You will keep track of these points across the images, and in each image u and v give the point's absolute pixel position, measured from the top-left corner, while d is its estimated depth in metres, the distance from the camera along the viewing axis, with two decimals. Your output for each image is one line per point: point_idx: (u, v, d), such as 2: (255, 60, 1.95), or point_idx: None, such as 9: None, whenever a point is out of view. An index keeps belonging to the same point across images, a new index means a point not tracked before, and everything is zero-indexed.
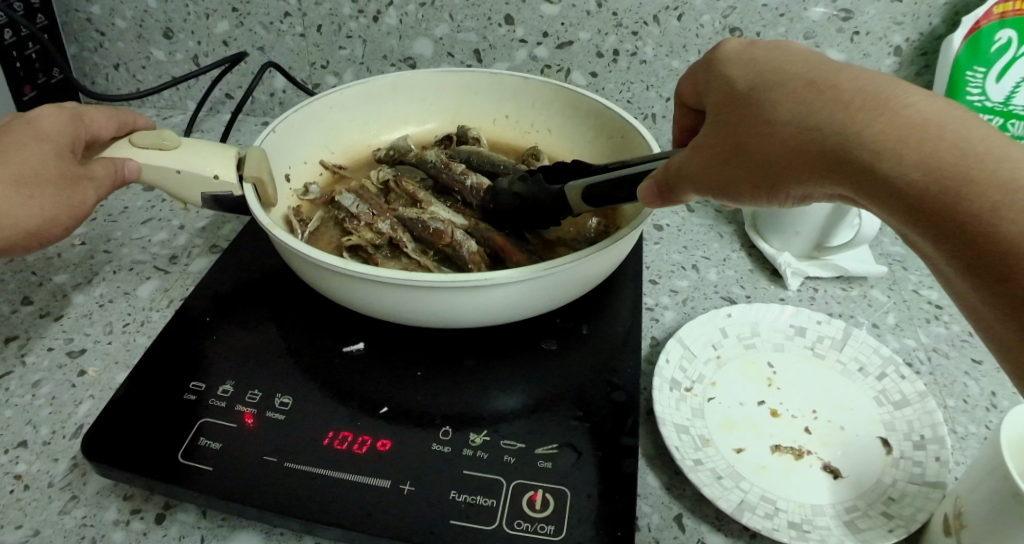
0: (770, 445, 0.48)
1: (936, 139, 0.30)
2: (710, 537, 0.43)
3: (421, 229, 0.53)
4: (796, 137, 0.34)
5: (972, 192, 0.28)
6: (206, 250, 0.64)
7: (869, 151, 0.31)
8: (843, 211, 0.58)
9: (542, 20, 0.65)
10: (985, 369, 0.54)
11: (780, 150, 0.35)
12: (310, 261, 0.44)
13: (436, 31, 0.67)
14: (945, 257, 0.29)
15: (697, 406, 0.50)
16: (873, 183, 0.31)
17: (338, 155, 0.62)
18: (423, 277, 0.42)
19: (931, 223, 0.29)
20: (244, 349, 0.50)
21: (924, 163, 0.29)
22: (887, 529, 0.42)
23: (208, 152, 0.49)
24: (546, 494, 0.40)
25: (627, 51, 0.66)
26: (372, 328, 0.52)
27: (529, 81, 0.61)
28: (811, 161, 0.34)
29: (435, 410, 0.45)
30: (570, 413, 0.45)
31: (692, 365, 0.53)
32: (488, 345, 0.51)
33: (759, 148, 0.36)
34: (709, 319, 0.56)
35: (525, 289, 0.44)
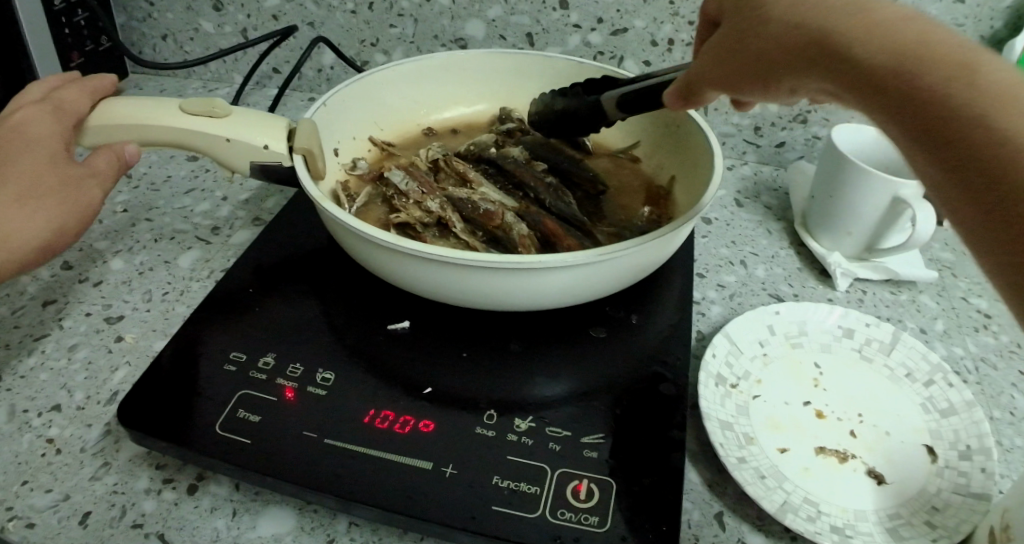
0: (815, 447, 0.47)
1: (902, 32, 0.31)
2: (751, 538, 0.42)
3: (471, 209, 0.52)
4: (787, 33, 0.36)
5: (934, 75, 0.29)
6: (249, 223, 0.64)
7: (845, 44, 0.33)
8: (897, 212, 0.56)
9: (598, 7, 0.64)
10: None
11: (774, 44, 0.36)
12: (360, 235, 0.44)
13: (489, 13, 0.67)
14: (913, 145, 0.30)
15: (742, 403, 0.49)
16: (850, 72, 0.33)
17: (387, 132, 0.61)
18: (471, 257, 0.41)
19: (895, 104, 0.31)
20: (286, 322, 0.49)
21: (890, 51, 0.31)
22: (931, 540, 0.41)
23: (258, 123, 0.49)
24: (590, 484, 0.39)
25: (683, 40, 0.65)
26: (416, 308, 0.52)
27: (584, 65, 0.60)
28: (802, 54, 0.35)
29: (479, 393, 0.45)
30: (616, 404, 0.44)
31: (738, 361, 0.52)
32: (533, 331, 0.50)
33: (751, 45, 0.38)
34: (756, 316, 0.55)
35: (576, 274, 0.43)
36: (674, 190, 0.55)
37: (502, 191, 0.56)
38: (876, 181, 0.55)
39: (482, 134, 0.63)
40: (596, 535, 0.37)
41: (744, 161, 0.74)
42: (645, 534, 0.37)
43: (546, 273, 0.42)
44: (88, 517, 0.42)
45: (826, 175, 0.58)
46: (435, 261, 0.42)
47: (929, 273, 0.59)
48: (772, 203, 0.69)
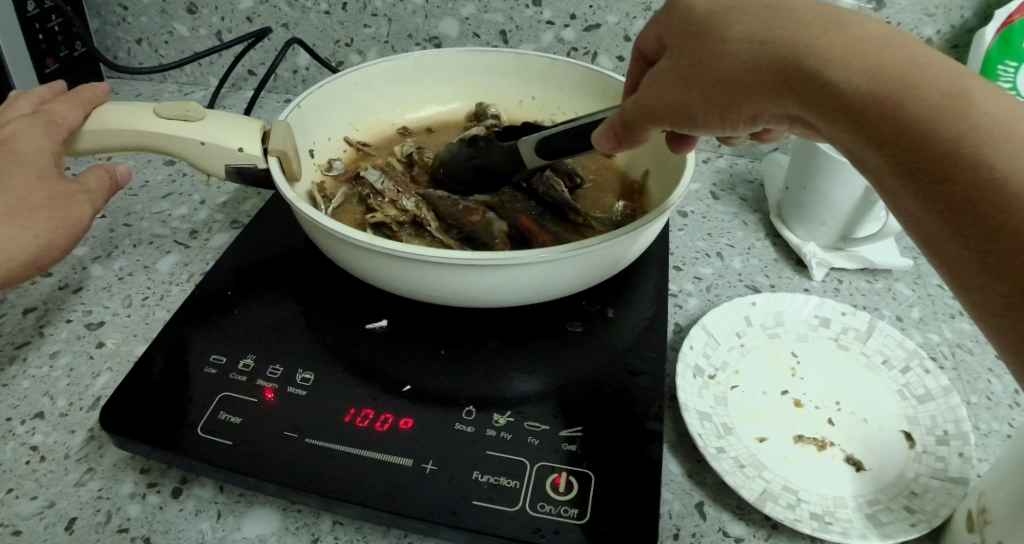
0: (793, 435, 0.48)
1: (876, 55, 0.30)
2: (731, 526, 0.43)
3: (445, 206, 0.52)
4: (749, 53, 0.34)
5: (911, 97, 0.28)
6: (227, 225, 0.64)
7: (818, 62, 0.31)
8: (870, 201, 0.57)
9: (570, 3, 0.64)
10: None
11: (736, 68, 0.34)
12: (335, 235, 0.44)
13: (462, 11, 0.67)
14: (893, 173, 0.28)
15: (719, 393, 0.49)
16: (824, 96, 0.31)
17: (363, 132, 0.61)
18: (444, 255, 0.42)
19: (873, 131, 0.29)
20: (264, 324, 0.49)
21: (867, 71, 0.29)
22: (910, 524, 0.41)
23: (234, 125, 0.49)
24: (569, 477, 0.39)
25: None
26: (396, 306, 0.52)
27: (557, 62, 0.60)
28: (763, 80, 0.33)
29: (458, 390, 0.45)
30: (595, 397, 0.44)
31: (716, 352, 0.52)
32: (511, 326, 0.50)
33: (711, 64, 0.36)
34: (734, 308, 0.55)
35: (549, 269, 0.44)
36: (647, 185, 0.55)
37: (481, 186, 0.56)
38: (848, 170, 0.55)
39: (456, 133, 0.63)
40: (575, 527, 0.37)
41: (720, 154, 0.74)
42: (625, 525, 0.37)
43: (519, 269, 0.43)
44: (74, 522, 0.42)
45: (800, 166, 0.59)
46: (408, 260, 0.43)
47: (903, 260, 0.60)
48: (748, 195, 0.70)
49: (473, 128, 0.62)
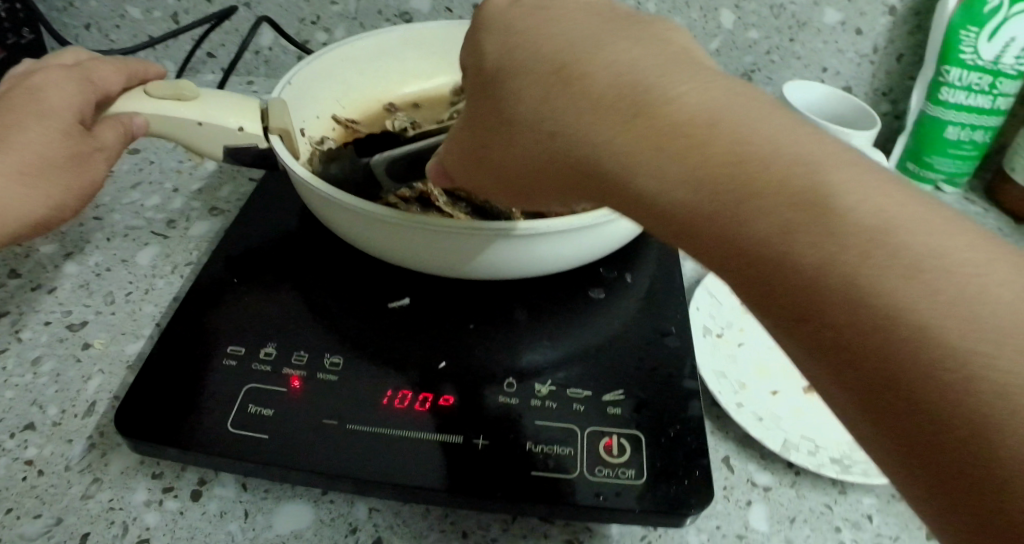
0: (802, 386, 0.50)
1: (745, 151, 0.25)
2: (758, 476, 0.45)
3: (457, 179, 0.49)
4: (534, 142, 0.31)
5: (755, 222, 0.24)
6: (206, 213, 0.60)
7: (621, 165, 0.27)
8: None
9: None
10: None
11: (525, 159, 0.32)
12: (361, 213, 0.43)
13: None
14: (791, 341, 0.24)
15: (730, 352, 0.51)
16: (636, 206, 0.28)
17: (350, 110, 0.59)
18: (483, 226, 0.42)
19: (748, 281, 0.25)
20: (279, 312, 0.47)
21: (700, 189, 0.25)
22: None
23: (231, 104, 0.46)
24: (620, 440, 0.40)
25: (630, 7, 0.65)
26: (413, 283, 0.50)
27: None
28: (561, 178, 0.31)
29: (495, 363, 0.44)
30: (630, 360, 0.45)
31: (719, 313, 0.53)
32: (535, 296, 0.50)
33: (497, 151, 0.33)
34: None
35: (582, 238, 0.44)
36: None
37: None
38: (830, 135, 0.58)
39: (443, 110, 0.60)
40: (634, 488, 0.37)
41: None
42: (680, 481, 0.38)
43: (552, 236, 0.43)
44: (88, 538, 0.39)
45: None
46: (447, 234, 0.42)
47: None
48: None
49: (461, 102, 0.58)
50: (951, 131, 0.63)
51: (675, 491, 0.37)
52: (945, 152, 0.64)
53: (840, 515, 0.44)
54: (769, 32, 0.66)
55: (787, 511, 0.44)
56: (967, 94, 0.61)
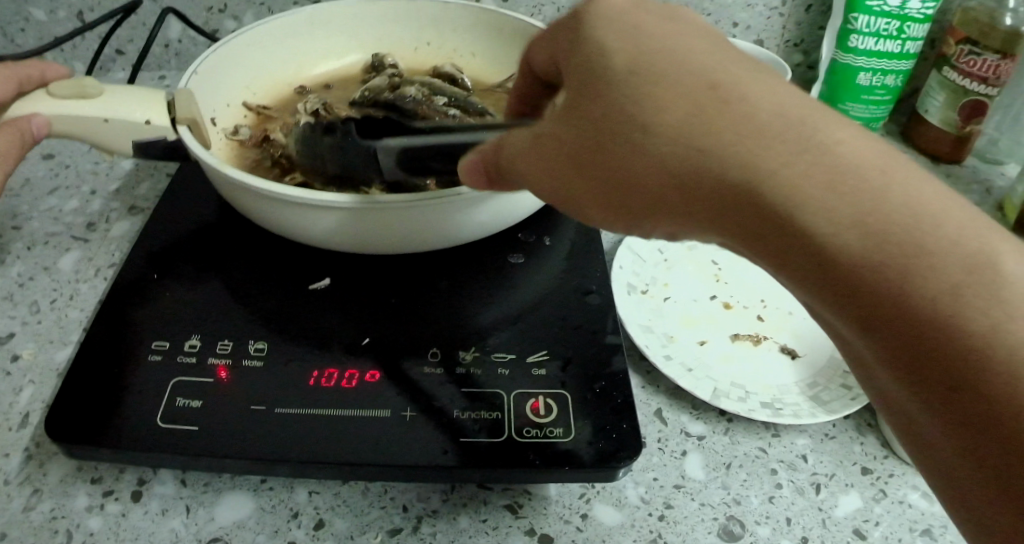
0: (729, 335, 0.52)
1: (860, 192, 0.26)
2: (691, 426, 0.48)
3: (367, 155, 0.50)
4: (669, 155, 0.29)
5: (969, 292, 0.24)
6: (126, 212, 0.59)
7: (782, 188, 0.27)
8: None
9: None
10: None
11: (644, 175, 0.30)
12: (273, 196, 0.43)
13: None
14: (887, 367, 0.26)
15: (657, 307, 0.53)
16: (779, 232, 0.27)
17: (261, 96, 0.58)
18: (391, 200, 0.42)
19: (860, 314, 0.26)
20: (203, 305, 0.47)
21: (853, 218, 0.26)
22: (851, 398, 0.46)
23: (138, 98, 0.46)
24: (546, 400, 0.41)
25: None
26: (337, 264, 0.51)
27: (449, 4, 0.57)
28: (676, 197, 0.29)
29: (420, 333, 0.45)
30: (552, 321, 0.46)
31: (644, 270, 0.55)
32: (456, 264, 0.50)
33: (620, 161, 0.30)
34: (652, 227, 0.58)
35: (494, 203, 0.45)
36: None
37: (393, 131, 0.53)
38: None
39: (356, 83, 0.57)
40: (565, 443, 0.38)
41: None
42: (610, 433, 0.39)
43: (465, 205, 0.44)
44: None
45: None
46: (364, 213, 0.43)
47: None
48: None
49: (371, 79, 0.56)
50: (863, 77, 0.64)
51: (604, 442, 0.38)
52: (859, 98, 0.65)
53: (775, 458, 0.46)
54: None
55: (722, 458, 0.46)
56: (876, 40, 0.61)
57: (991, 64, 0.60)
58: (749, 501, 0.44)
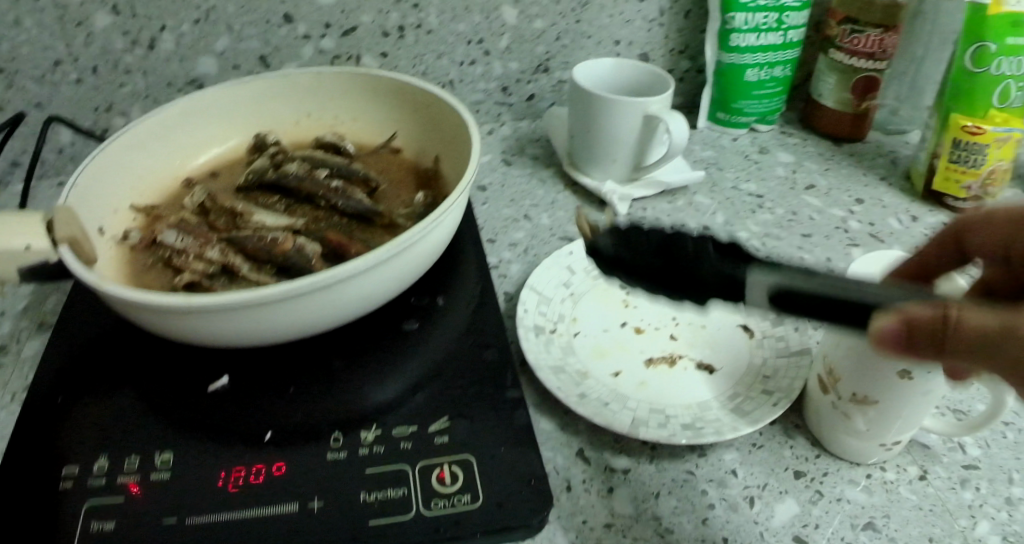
0: (643, 361, 0.48)
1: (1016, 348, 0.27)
2: (616, 461, 0.43)
3: (254, 242, 0.46)
4: (992, 338, 0.28)
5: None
6: (36, 329, 0.56)
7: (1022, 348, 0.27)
8: (651, 127, 0.55)
9: (320, 11, 0.58)
10: (817, 240, 0.55)
11: (989, 338, 0.28)
12: (144, 304, 0.40)
13: (217, 46, 0.59)
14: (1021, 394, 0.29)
15: (565, 344, 0.48)
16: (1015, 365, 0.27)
17: (147, 194, 0.53)
18: (268, 292, 0.40)
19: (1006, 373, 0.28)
20: (108, 420, 0.46)
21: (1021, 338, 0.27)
22: (772, 404, 0.44)
23: (13, 222, 0.42)
24: (452, 468, 0.40)
25: (412, 25, 0.60)
26: (235, 359, 0.50)
27: (321, 73, 0.55)
28: (987, 357, 0.28)
29: (321, 419, 0.45)
30: (452, 385, 0.45)
31: (550, 308, 0.50)
32: (352, 342, 0.50)
33: (971, 331, 0.28)
34: (552, 261, 0.54)
35: (378, 274, 0.44)
36: (441, 168, 0.52)
37: (279, 213, 0.50)
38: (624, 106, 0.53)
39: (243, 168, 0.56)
40: (472, 511, 0.38)
41: (502, 121, 0.69)
42: (523, 493, 0.39)
43: (347, 283, 0.42)
44: None
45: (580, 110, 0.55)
46: (241, 311, 0.40)
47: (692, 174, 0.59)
48: (539, 152, 0.66)
49: (256, 161, 0.53)
50: (750, 74, 0.62)
51: (512, 502, 0.39)
52: (750, 94, 0.64)
53: (703, 477, 0.42)
54: (553, 19, 0.62)
55: (651, 487, 0.42)
56: (757, 35, 0.60)
57: (875, 39, 0.57)
58: (681, 525, 0.40)
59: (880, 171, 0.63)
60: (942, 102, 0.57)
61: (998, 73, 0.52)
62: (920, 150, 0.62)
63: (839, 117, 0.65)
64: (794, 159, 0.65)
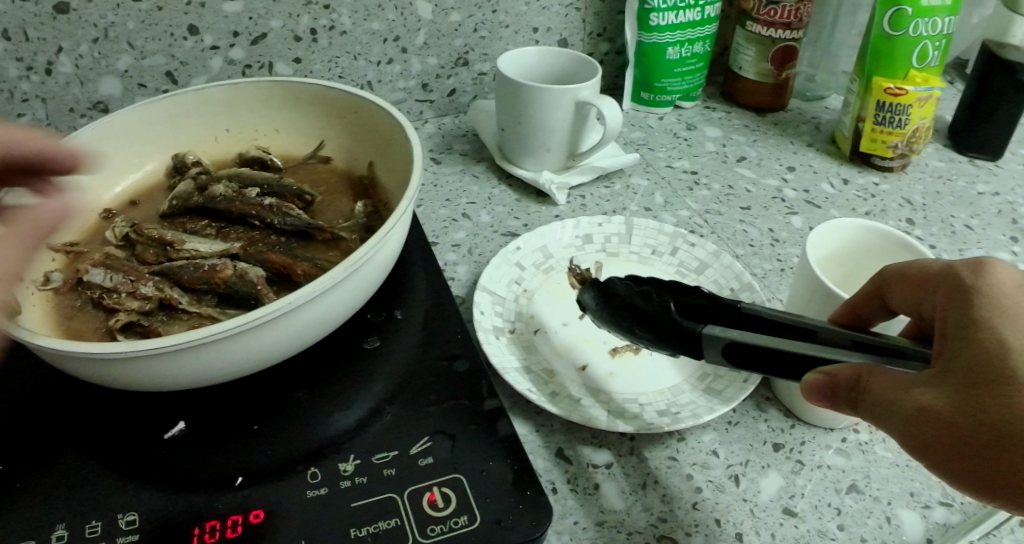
0: (609, 351, 0.46)
1: (935, 405, 0.26)
2: (596, 457, 0.41)
3: (192, 271, 0.43)
4: (909, 409, 0.27)
5: (967, 435, 0.25)
6: None
7: (930, 409, 0.26)
8: (583, 113, 0.53)
9: (227, 20, 0.54)
10: (755, 212, 0.55)
11: (908, 410, 0.27)
12: (76, 355, 0.34)
13: (118, 64, 0.53)
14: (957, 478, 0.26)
15: (524, 344, 0.45)
16: (933, 430, 0.26)
17: (64, 229, 0.46)
18: (221, 327, 0.35)
19: (930, 446, 0.26)
20: (42, 485, 0.36)
21: (936, 392, 0.26)
22: (743, 380, 0.44)
23: None
24: (442, 489, 0.35)
25: (325, 26, 0.56)
26: (174, 404, 0.40)
27: (239, 85, 0.49)
28: (907, 431, 0.27)
29: (291, 455, 0.37)
30: (424, 400, 0.40)
31: (506, 307, 0.47)
32: (308, 366, 0.42)
33: (885, 395, 0.27)
34: (500, 259, 0.49)
35: (342, 292, 0.39)
36: (376, 174, 0.48)
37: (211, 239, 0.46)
38: (555, 93, 0.51)
39: (164, 194, 0.49)
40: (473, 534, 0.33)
41: (425, 119, 0.65)
42: (529, 506, 0.34)
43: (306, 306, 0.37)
44: None
45: (511, 103, 0.53)
46: (186, 352, 0.35)
47: (628, 157, 0.56)
48: (466, 149, 0.61)
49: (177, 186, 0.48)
50: (671, 52, 0.61)
51: (516, 521, 0.34)
52: (671, 73, 0.62)
53: (687, 461, 0.41)
54: (470, 11, 0.58)
55: (635, 479, 0.40)
56: (675, 13, 0.58)
57: (790, 9, 0.58)
58: (673, 512, 0.38)
59: (806, 138, 0.64)
60: (861, 69, 0.59)
61: (916, 34, 0.55)
62: (843, 114, 0.63)
63: (758, 87, 0.65)
64: (722, 133, 0.64)
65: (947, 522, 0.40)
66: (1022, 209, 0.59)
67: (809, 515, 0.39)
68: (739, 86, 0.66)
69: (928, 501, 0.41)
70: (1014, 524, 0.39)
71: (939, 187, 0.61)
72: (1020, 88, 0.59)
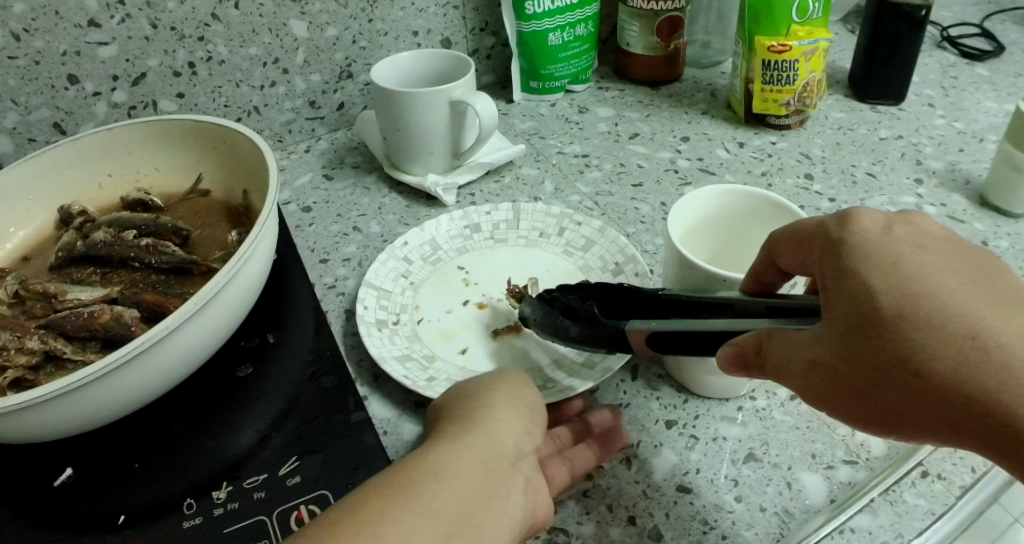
0: (490, 335, 0.45)
1: (832, 356, 0.26)
2: None
3: (73, 319, 0.41)
4: (812, 363, 0.27)
5: (868, 378, 0.26)
6: None
7: (828, 361, 0.26)
8: (459, 113, 0.54)
9: (104, 65, 0.54)
10: (647, 187, 0.56)
11: (809, 366, 0.27)
12: None
13: (4, 122, 0.53)
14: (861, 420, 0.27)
15: (409, 334, 0.44)
16: (835, 380, 0.26)
17: None
18: (87, 370, 0.33)
19: (837, 395, 0.27)
20: None
21: (828, 343, 0.27)
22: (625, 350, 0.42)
23: None
24: (310, 507, 0.34)
25: (203, 58, 0.57)
26: (57, 452, 0.39)
27: (111, 130, 0.51)
28: (809, 387, 0.27)
29: (173, 488, 0.36)
30: (296, 420, 0.39)
31: (391, 301, 0.46)
32: (190, 397, 0.41)
33: (785, 356, 0.28)
34: (387, 254, 0.49)
35: (214, 318, 0.38)
36: (250, 201, 0.50)
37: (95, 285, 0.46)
38: (426, 96, 0.52)
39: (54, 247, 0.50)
40: None
41: (318, 136, 0.67)
42: None
43: (173, 337, 0.36)
44: None
45: (385, 110, 0.53)
46: (59, 399, 0.33)
47: (513, 148, 0.58)
48: (359, 160, 0.63)
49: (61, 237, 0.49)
50: (552, 38, 0.63)
51: None
52: (557, 58, 0.64)
53: None
54: (344, 23, 0.61)
55: None
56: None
57: None
58: None
59: (702, 106, 0.65)
60: (744, 30, 0.58)
61: None
62: (734, 78, 0.63)
63: (651, 61, 0.66)
64: (615, 112, 0.65)
65: (851, 481, 0.37)
66: (926, 149, 0.58)
67: (704, 490, 0.36)
68: (629, 61, 0.67)
69: (831, 461, 0.37)
70: (913, 477, 0.36)
71: (840, 138, 0.60)
72: (911, 27, 0.57)
